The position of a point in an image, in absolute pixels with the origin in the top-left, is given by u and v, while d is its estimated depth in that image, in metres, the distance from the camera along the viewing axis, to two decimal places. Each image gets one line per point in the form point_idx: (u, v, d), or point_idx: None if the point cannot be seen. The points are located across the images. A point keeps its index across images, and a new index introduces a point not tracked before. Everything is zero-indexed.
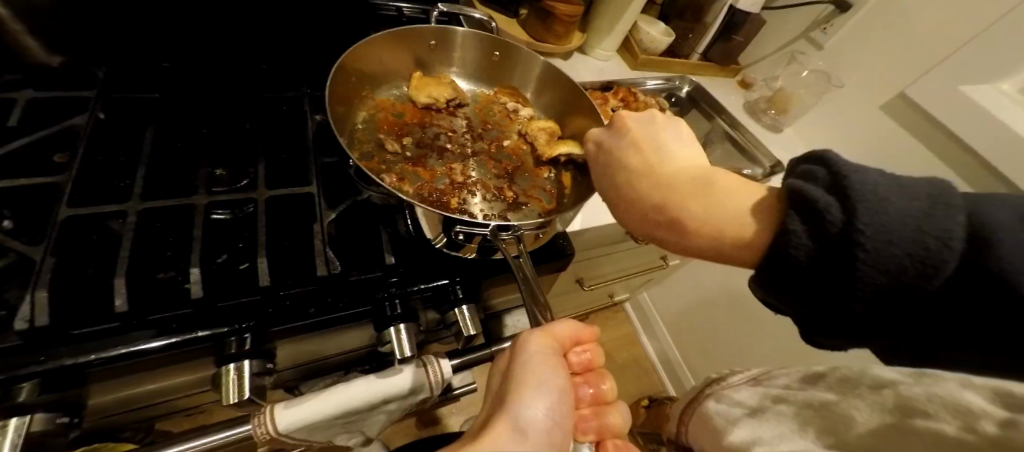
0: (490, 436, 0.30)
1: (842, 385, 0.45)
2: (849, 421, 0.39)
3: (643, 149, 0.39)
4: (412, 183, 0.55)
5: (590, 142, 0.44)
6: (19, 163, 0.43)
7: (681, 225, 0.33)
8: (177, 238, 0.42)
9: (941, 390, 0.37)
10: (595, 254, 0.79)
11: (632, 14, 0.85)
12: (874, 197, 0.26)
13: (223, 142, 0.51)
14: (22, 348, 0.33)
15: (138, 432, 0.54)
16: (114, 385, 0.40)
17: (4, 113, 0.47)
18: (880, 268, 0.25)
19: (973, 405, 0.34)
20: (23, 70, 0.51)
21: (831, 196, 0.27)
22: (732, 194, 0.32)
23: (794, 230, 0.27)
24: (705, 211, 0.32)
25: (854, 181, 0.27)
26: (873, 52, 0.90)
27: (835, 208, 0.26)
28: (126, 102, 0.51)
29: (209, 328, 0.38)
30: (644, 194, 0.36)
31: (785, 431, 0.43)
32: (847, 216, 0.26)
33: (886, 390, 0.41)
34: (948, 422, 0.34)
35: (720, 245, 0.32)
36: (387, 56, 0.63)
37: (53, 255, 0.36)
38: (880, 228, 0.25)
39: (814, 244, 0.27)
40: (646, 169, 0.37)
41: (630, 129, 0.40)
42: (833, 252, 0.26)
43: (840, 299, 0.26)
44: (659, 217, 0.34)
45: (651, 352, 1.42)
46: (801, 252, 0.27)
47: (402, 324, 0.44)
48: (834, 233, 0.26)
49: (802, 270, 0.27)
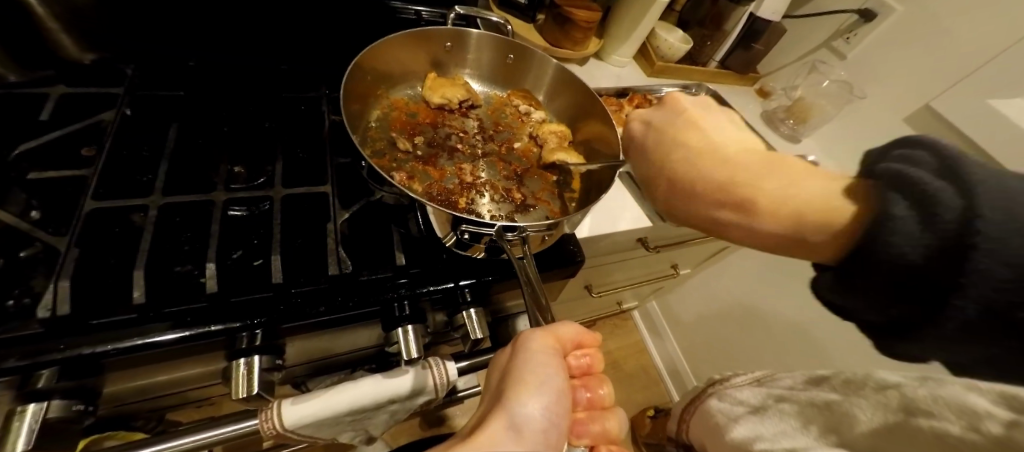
0: (486, 434, 0.30)
1: (847, 383, 0.45)
2: (852, 419, 0.40)
3: (701, 133, 0.40)
4: (422, 181, 0.55)
5: (637, 121, 0.46)
6: (47, 156, 0.44)
7: (755, 207, 0.33)
8: (193, 233, 0.43)
9: (944, 390, 0.36)
10: (605, 261, 0.78)
11: (649, 21, 0.84)
12: (996, 183, 0.23)
13: (242, 140, 0.52)
14: (43, 335, 0.34)
15: (150, 421, 0.55)
16: (129, 375, 0.41)
17: (36, 108, 0.48)
18: (1005, 263, 0.22)
19: (977, 406, 0.32)
20: (56, 66, 0.52)
21: (945, 180, 0.25)
22: (809, 179, 0.32)
23: (901, 219, 0.25)
24: (775, 192, 0.32)
25: (965, 165, 0.25)
26: (897, 63, 0.88)
27: (953, 195, 0.24)
28: (152, 99, 0.53)
29: (222, 322, 0.38)
30: (710, 174, 0.36)
31: (787, 427, 0.45)
32: (969, 203, 0.23)
33: (892, 390, 0.40)
34: (949, 420, 0.33)
35: (785, 228, 0.32)
36: (402, 56, 0.64)
37: (76, 246, 0.38)
38: (1007, 217, 0.22)
39: (932, 241, 0.24)
40: (712, 152, 0.37)
41: (685, 108, 0.42)
42: (950, 250, 0.23)
43: (941, 300, 0.24)
44: (727, 199, 0.34)
45: (659, 362, 1.40)
46: (912, 249, 0.24)
47: (410, 324, 0.45)
48: (950, 223, 0.23)
49: (913, 270, 0.25)
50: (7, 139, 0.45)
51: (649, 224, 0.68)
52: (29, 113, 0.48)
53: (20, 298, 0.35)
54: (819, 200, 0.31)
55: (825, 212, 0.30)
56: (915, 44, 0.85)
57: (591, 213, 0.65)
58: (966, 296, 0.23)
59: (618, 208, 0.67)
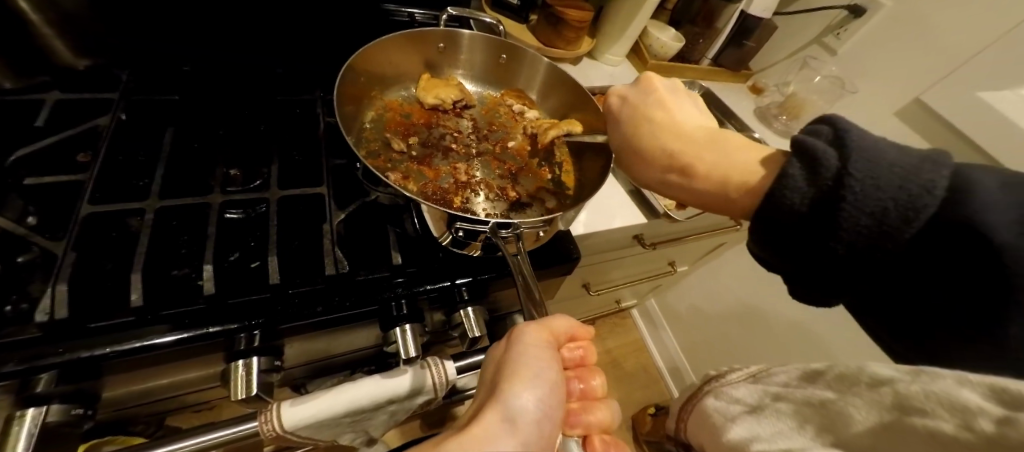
0: (481, 426, 0.30)
1: (841, 377, 0.38)
2: (848, 419, 0.33)
3: (668, 118, 0.42)
4: (417, 181, 0.56)
5: (614, 97, 0.47)
6: (44, 162, 0.45)
7: (693, 171, 0.38)
8: (190, 236, 0.43)
9: (940, 385, 0.28)
10: (602, 259, 0.78)
11: (641, 20, 0.85)
12: (868, 150, 0.30)
13: (237, 143, 0.53)
14: (42, 339, 0.34)
15: (149, 426, 0.55)
16: (128, 378, 0.41)
17: (32, 114, 0.49)
18: (863, 210, 0.29)
19: (967, 400, 0.26)
20: (51, 72, 0.53)
21: (833, 147, 0.31)
22: (745, 151, 0.36)
23: (794, 175, 0.32)
24: (714, 159, 0.37)
25: (852, 139, 0.31)
26: (887, 57, 0.89)
27: (833, 156, 0.31)
28: (146, 104, 0.53)
29: (220, 323, 0.39)
30: (664, 143, 0.40)
31: (781, 428, 0.39)
32: (842, 162, 0.30)
33: (886, 386, 0.32)
34: (944, 418, 0.27)
35: (723, 189, 0.36)
36: (396, 57, 0.64)
37: (73, 251, 0.38)
38: (869, 177, 0.29)
39: (812, 191, 0.31)
40: (671, 126, 0.41)
41: (656, 89, 0.44)
42: (824, 198, 0.30)
43: (824, 240, 0.30)
44: (673, 164, 0.39)
45: (659, 360, 1.40)
46: (798, 197, 0.31)
47: (408, 324, 0.45)
48: (827, 177, 0.30)
49: (800, 216, 0.31)
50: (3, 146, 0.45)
51: (644, 221, 0.68)
52: (25, 119, 0.48)
53: (18, 303, 0.36)
54: (748, 167, 0.35)
55: (754, 176, 0.35)
56: (893, 44, 0.88)
57: (586, 211, 0.65)
58: (839, 236, 0.29)
59: (613, 206, 0.68)
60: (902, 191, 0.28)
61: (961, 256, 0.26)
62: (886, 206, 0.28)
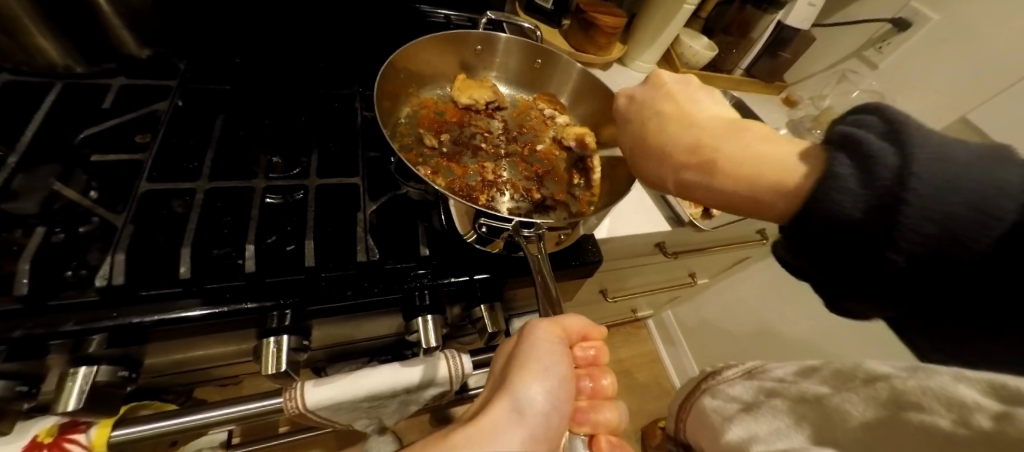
0: (489, 416, 0.31)
1: (838, 374, 0.41)
2: (844, 413, 0.36)
3: (679, 110, 0.40)
4: (445, 177, 0.57)
5: (621, 97, 0.46)
6: (108, 141, 0.49)
7: (716, 167, 0.34)
8: (233, 217, 0.46)
9: (935, 382, 0.32)
10: (622, 265, 0.78)
11: (675, 28, 0.85)
12: (929, 144, 0.25)
13: (279, 132, 0.55)
14: (100, 303, 0.37)
15: (181, 396, 0.58)
16: (169, 346, 0.44)
17: (100, 97, 0.53)
18: (932, 220, 0.23)
19: (966, 396, 0.29)
20: (118, 59, 0.57)
21: (886, 141, 0.26)
22: (768, 140, 0.33)
23: (844, 176, 0.26)
24: (734, 152, 0.33)
25: (910, 129, 0.26)
26: (930, 74, 0.86)
27: (888, 153, 0.25)
28: (201, 92, 0.57)
29: (256, 301, 0.41)
30: (678, 140, 0.38)
31: (779, 425, 0.39)
32: (903, 161, 0.25)
33: (881, 383, 0.36)
34: (940, 413, 0.30)
35: (746, 187, 0.33)
36: (434, 58, 0.67)
37: (131, 223, 0.41)
38: (934, 176, 0.24)
39: (869, 195, 0.25)
40: (683, 117, 0.39)
41: (665, 83, 0.43)
42: (884, 204, 0.25)
43: (879, 253, 0.25)
44: (692, 159, 0.36)
45: (672, 373, 1.37)
46: (850, 203, 0.26)
47: (429, 314, 0.47)
48: (887, 179, 0.25)
49: (853, 226, 0.26)
50: (74, 125, 0.49)
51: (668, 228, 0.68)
52: (94, 101, 0.52)
53: (78, 270, 0.39)
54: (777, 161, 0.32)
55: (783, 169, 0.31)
56: (923, 63, 0.87)
57: (609, 216, 0.65)
58: (896, 248, 0.24)
59: (636, 212, 0.68)
60: (974, 193, 0.23)
61: None
62: (959, 213, 0.23)
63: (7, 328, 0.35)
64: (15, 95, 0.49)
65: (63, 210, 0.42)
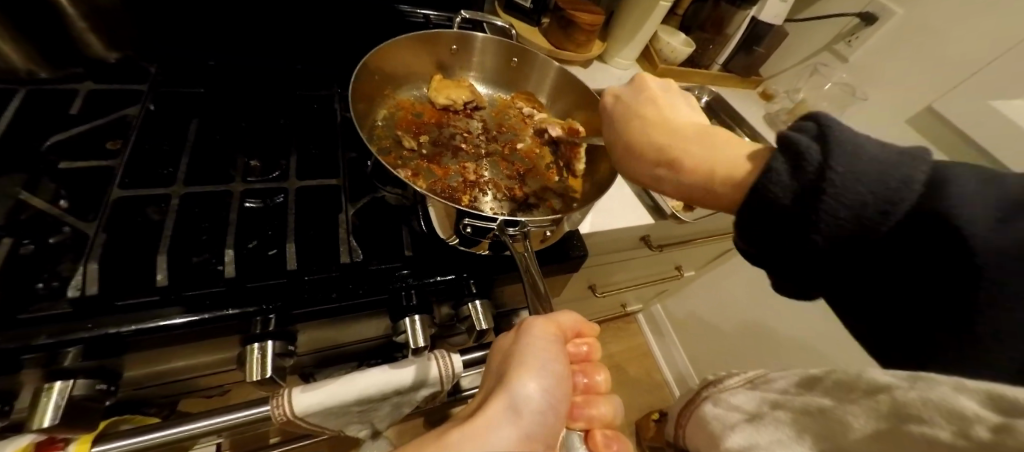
0: (486, 415, 0.31)
1: (840, 383, 0.36)
2: (846, 426, 0.32)
3: (655, 111, 0.41)
4: (426, 178, 0.57)
5: (608, 96, 0.47)
6: (77, 148, 0.47)
7: (687, 166, 0.36)
8: (210, 223, 0.45)
9: (937, 393, 0.26)
10: (609, 260, 0.79)
11: (652, 24, 0.86)
12: (849, 144, 0.29)
13: (257, 135, 0.55)
14: (72, 314, 0.36)
15: (164, 409, 0.57)
16: (148, 357, 0.43)
17: (67, 103, 0.51)
18: (846, 204, 0.27)
19: (965, 408, 0.24)
20: (85, 64, 0.55)
21: (817, 142, 0.30)
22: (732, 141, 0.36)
23: (777, 169, 0.30)
24: (701, 154, 0.36)
25: (836, 132, 0.29)
26: (896, 65, 0.89)
27: (815, 151, 0.29)
28: (174, 96, 0.55)
29: (238, 306, 0.40)
30: (652, 139, 0.39)
31: (781, 437, 0.36)
32: (824, 156, 0.29)
33: (883, 393, 0.30)
34: (942, 426, 0.25)
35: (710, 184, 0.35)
36: (409, 58, 0.66)
37: (103, 232, 0.40)
38: (852, 170, 0.27)
39: (794, 186, 0.29)
40: (656, 118, 0.41)
41: (648, 87, 0.44)
42: (807, 194, 0.28)
43: (803, 236, 0.29)
44: (661, 158, 0.38)
45: (663, 366, 1.39)
46: (782, 192, 0.29)
47: (417, 315, 0.47)
48: (811, 173, 0.29)
49: (783, 211, 0.29)
50: (40, 132, 0.48)
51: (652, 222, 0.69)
52: (61, 107, 0.51)
53: (50, 281, 0.37)
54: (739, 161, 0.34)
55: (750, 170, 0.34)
56: (893, 56, 0.90)
57: (593, 212, 0.66)
58: (817, 231, 0.28)
59: (620, 207, 0.69)
60: (881, 184, 0.27)
61: (936, 249, 0.25)
62: (866, 201, 0.27)
63: None
64: None
65: (31, 220, 0.40)
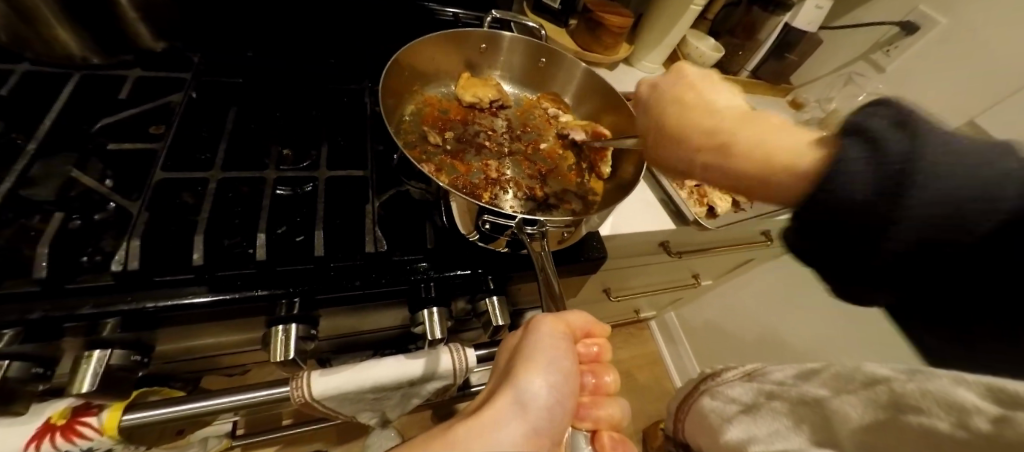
0: (493, 409, 0.32)
1: (837, 376, 0.37)
2: (843, 415, 0.34)
3: (699, 100, 0.41)
4: (449, 174, 0.58)
5: (644, 86, 0.47)
6: (123, 130, 0.50)
7: (729, 150, 0.35)
8: (243, 208, 0.46)
9: (937, 385, 0.29)
10: (625, 264, 0.79)
11: (681, 28, 0.85)
12: (938, 134, 0.26)
13: (290, 125, 0.56)
14: (116, 287, 0.38)
15: (188, 384, 0.59)
16: (180, 333, 0.45)
17: (117, 88, 0.54)
18: (936, 206, 0.24)
19: (965, 400, 0.26)
20: (134, 52, 0.58)
21: (899, 129, 0.27)
22: (790, 131, 0.34)
23: (852, 160, 0.27)
24: (751, 137, 0.34)
25: (919, 118, 0.26)
26: (938, 78, 0.86)
27: (898, 141, 0.26)
28: (214, 85, 0.58)
29: (267, 288, 0.42)
30: (697, 126, 0.39)
31: (779, 427, 0.38)
32: (910, 148, 0.26)
33: (881, 385, 0.32)
34: (940, 416, 0.28)
35: (765, 167, 0.33)
36: (438, 56, 0.67)
37: (146, 210, 0.42)
38: (945, 165, 0.24)
39: (875, 180, 0.26)
40: (702, 107, 0.40)
41: (687, 75, 0.44)
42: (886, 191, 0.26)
43: (877, 238, 0.26)
44: (710, 144, 0.37)
45: (674, 375, 1.37)
46: (856, 186, 0.27)
47: (434, 307, 0.49)
48: (895, 168, 0.26)
49: (852, 208, 0.27)
50: (91, 116, 0.50)
51: (671, 228, 0.68)
52: (111, 92, 0.54)
53: (93, 255, 0.40)
54: (787, 149, 0.32)
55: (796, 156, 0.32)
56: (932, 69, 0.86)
57: (613, 215, 0.66)
58: (896, 234, 0.25)
59: (640, 211, 0.68)
60: (979, 186, 0.24)
61: None
62: (959, 203, 0.24)
63: (25, 310, 0.36)
64: (35, 86, 0.51)
65: (80, 197, 0.43)
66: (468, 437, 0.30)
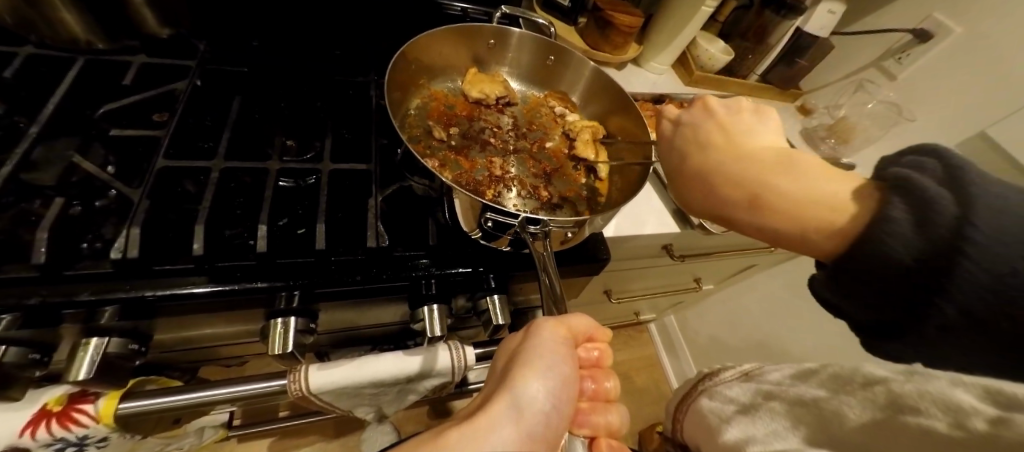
0: (488, 413, 0.31)
1: (834, 378, 0.38)
2: (841, 416, 0.33)
3: (729, 141, 0.36)
4: (452, 170, 0.58)
5: (665, 121, 0.43)
6: (126, 116, 0.50)
7: (764, 205, 0.31)
8: (246, 198, 0.46)
9: (935, 387, 0.30)
10: (627, 267, 0.78)
11: (691, 30, 0.84)
12: (988, 195, 0.23)
13: (293, 116, 0.56)
14: (115, 274, 0.38)
15: (185, 374, 0.59)
16: (178, 323, 0.44)
17: (121, 74, 0.54)
18: (979, 290, 0.22)
19: (963, 402, 0.27)
20: (139, 37, 0.57)
21: (946, 187, 0.24)
22: (833, 183, 0.29)
23: (897, 218, 0.24)
24: (791, 188, 0.30)
25: (970, 175, 0.23)
26: (948, 87, 0.85)
27: (948, 198, 0.23)
28: (219, 74, 0.57)
29: (267, 280, 0.41)
30: (722, 169, 0.34)
31: (776, 428, 0.37)
32: (963, 210, 0.22)
33: (879, 385, 0.34)
34: (936, 416, 0.28)
35: (804, 229, 0.29)
36: (446, 50, 0.67)
37: (147, 199, 0.41)
38: (993, 232, 0.21)
39: (921, 241, 0.23)
40: (728, 149, 0.35)
41: (715, 112, 0.39)
42: (938, 254, 0.23)
43: (924, 300, 0.23)
44: (739, 195, 0.33)
45: (671, 378, 1.37)
46: (901, 246, 0.24)
47: (435, 304, 0.49)
48: (944, 227, 0.22)
49: (900, 273, 0.24)
50: (94, 101, 0.50)
51: (674, 232, 0.68)
52: (116, 78, 0.53)
53: (93, 242, 0.39)
54: (830, 203, 0.28)
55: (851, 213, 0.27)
56: (941, 75, 0.86)
57: (616, 216, 0.65)
58: (947, 297, 0.22)
59: (643, 212, 0.67)
60: (1011, 267, 0.21)
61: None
62: (1000, 282, 0.21)
63: (23, 294, 0.36)
64: (40, 68, 0.51)
65: (81, 183, 0.43)
66: (463, 440, 0.30)
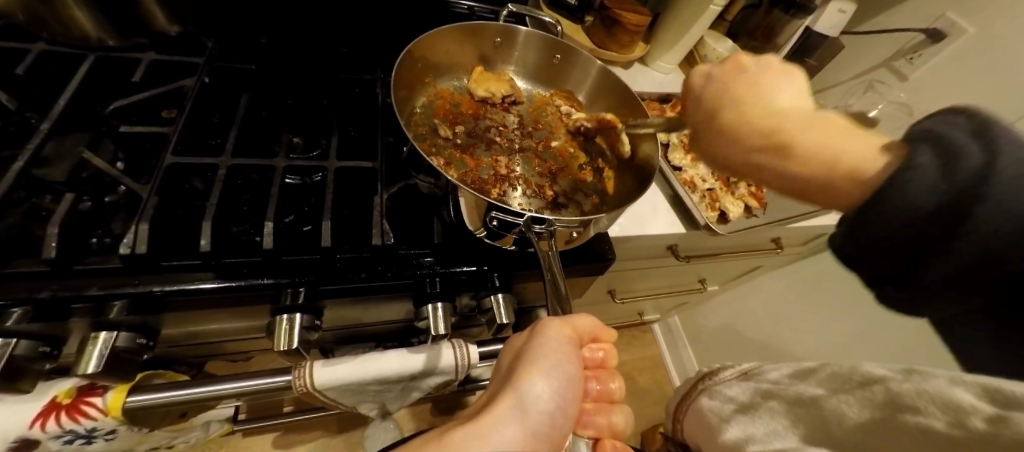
0: (494, 413, 0.31)
1: (832, 376, 0.37)
2: (841, 415, 0.33)
3: (759, 91, 0.35)
4: (457, 168, 0.58)
5: (697, 75, 0.40)
6: (135, 112, 0.50)
7: (792, 153, 0.31)
8: (252, 195, 0.46)
9: (933, 385, 0.29)
10: (631, 267, 0.78)
11: (698, 29, 0.83)
12: (1014, 146, 0.24)
13: (300, 113, 0.56)
14: (123, 269, 0.39)
15: (192, 368, 0.60)
16: (185, 318, 0.45)
17: (130, 71, 0.54)
18: (999, 230, 0.24)
19: (962, 400, 0.27)
20: (149, 35, 0.58)
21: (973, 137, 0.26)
22: (861, 140, 0.30)
23: (923, 164, 0.26)
24: (822, 142, 0.30)
25: (995, 127, 0.25)
26: (962, 88, 0.84)
27: (973, 147, 0.25)
28: (227, 71, 0.57)
29: (273, 276, 0.42)
30: (754, 119, 0.33)
31: (776, 427, 0.38)
32: (988, 158, 0.24)
33: (877, 385, 0.33)
34: (936, 415, 0.28)
35: (829, 177, 0.30)
36: (452, 48, 0.66)
37: (155, 195, 0.42)
38: (1013, 177, 0.24)
39: (945, 185, 0.25)
40: (760, 100, 0.34)
41: (746, 67, 0.37)
42: (962, 197, 0.24)
43: (943, 241, 0.25)
44: (766, 142, 0.32)
45: (675, 379, 1.36)
46: (926, 190, 0.25)
47: (439, 302, 0.49)
48: (968, 173, 0.24)
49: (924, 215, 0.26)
50: (104, 98, 0.51)
51: (680, 233, 0.67)
52: (126, 74, 0.54)
53: (103, 237, 0.40)
54: (858, 157, 0.29)
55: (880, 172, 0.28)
56: (952, 75, 0.84)
57: (621, 216, 0.65)
58: (964, 238, 0.24)
59: (648, 213, 0.67)
60: None
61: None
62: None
63: (34, 288, 0.36)
64: (51, 64, 0.51)
65: (90, 178, 0.43)
66: (467, 439, 0.30)
